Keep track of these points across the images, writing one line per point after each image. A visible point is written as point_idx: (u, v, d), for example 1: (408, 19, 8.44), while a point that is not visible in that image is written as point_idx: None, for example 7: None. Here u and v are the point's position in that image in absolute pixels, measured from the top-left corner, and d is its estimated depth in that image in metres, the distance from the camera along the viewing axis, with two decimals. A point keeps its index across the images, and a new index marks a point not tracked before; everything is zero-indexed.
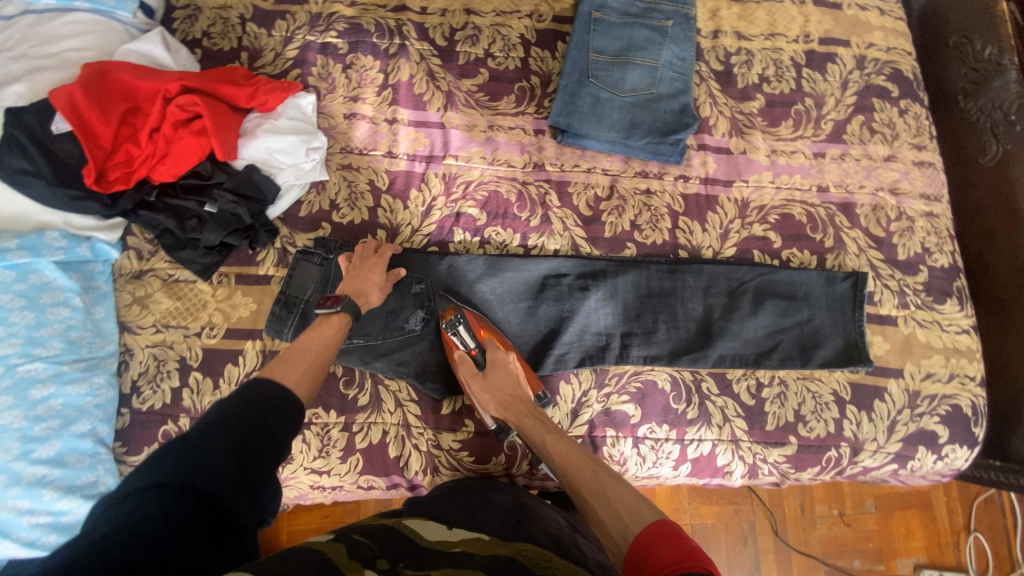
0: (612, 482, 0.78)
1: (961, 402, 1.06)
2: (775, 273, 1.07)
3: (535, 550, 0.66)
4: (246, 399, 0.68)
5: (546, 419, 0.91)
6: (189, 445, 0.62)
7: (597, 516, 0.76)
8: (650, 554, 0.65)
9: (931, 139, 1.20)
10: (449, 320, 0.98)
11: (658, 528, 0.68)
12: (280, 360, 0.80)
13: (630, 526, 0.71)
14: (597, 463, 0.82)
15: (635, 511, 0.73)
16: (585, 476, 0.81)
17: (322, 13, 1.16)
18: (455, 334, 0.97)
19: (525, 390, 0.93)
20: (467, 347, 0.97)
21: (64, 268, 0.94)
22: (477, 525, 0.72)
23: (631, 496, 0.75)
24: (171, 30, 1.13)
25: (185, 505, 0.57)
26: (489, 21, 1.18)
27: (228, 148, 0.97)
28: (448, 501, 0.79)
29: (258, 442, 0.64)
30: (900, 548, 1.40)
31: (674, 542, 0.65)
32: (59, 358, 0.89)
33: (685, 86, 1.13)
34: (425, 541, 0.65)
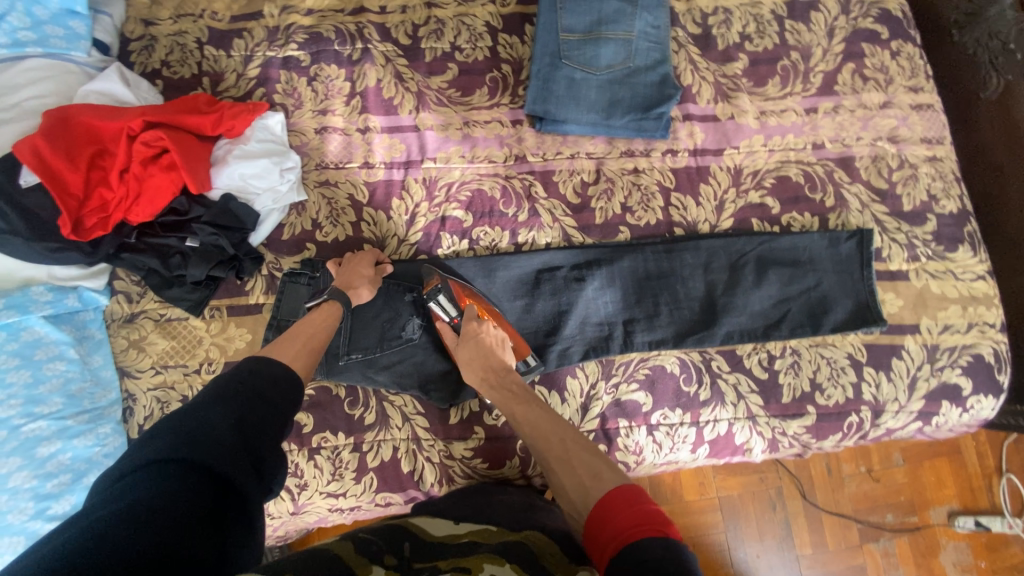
0: (579, 450, 0.76)
1: (982, 351, 1.02)
2: (776, 240, 1.04)
3: (538, 537, 0.64)
4: (242, 377, 0.68)
5: (523, 389, 0.89)
6: (185, 421, 0.60)
7: (562, 483, 0.75)
8: (609, 517, 0.63)
9: (928, 79, 1.14)
10: (428, 289, 0.96)
11: (619, 492, 0.65)
12: (276, 343, 0.80)
13: (592, 490, 0.69)
14: (566, 432, 0.80)
15: (598, 477, 0.71)
16: (552, 445, 0.79)
17: (279, 26, 1.12)
18: (436, 305, 0.95)
19: (497, 359, 0.91)
20: (451, 317, 0.96)
21: (56, 321, 0.94)
22: (483, 519, 0.71)
23: (597, 462, 0.73)
24: (130, 64, 1.10)
25: (187, 474, 0.55)
26: (452, 12, 1.13)
27: (201, 178, 0.94)
28: (454, 501, 0.79)
29: (258, 415, 0.65)
30: (932, 498, 1.38)
31: (636, 507, 0.62)
32: (62, 414, 0.89)
33: (663, 56, 1.08)
34: (431, 535, 0.63)
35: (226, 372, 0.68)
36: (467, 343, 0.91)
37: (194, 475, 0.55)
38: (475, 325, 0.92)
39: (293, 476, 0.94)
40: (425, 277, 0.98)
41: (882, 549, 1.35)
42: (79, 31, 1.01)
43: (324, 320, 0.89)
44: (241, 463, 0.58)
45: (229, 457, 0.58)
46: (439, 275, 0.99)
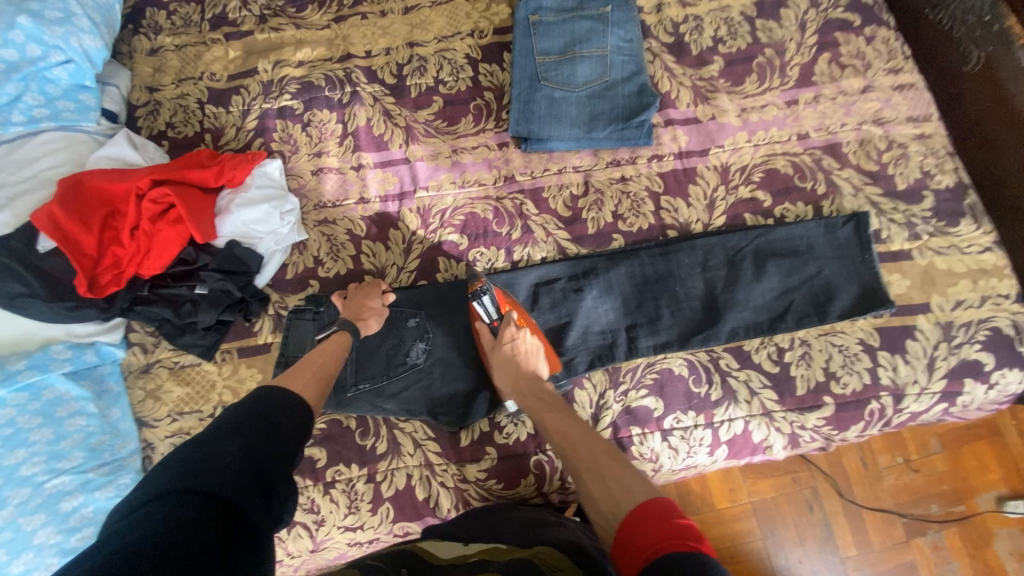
0: (609, 462, 0.76)
1: (1001, 324, 0.99)
2: (771, 232, 1.03)
3: (552, 553, 0.63)
4: (253, 407, 0.70)
5: (555, 399, 0.91)
6: (195, 452, 0.61)
7: (589, 492, 0.74)
8: (642, 527, 0.62)
9: (906, 60, 1.14)
10: (473, 289, 0.99)
11: (652, 505, 0.65)
12: (288, 372, 0.83)
13: (621, 501, 0.69)
14: (597, 443, 0.80)
15: (629, 489, 0.70)
16: (582, 455, 0.79)
17: (273, 79, 1.19)
18: (479, 305, 0.98)
19: (531, 368, 0.93)
20: (490, 318, 0.98)
21: (75, 377, 0.97)
22: (493, 538, 0.71)
23: (627, 474, 0.72)
24: (137, 129, 1.17)
25: (196, 504, 0.55)
26: (433, 49, 1.19)
27: (206, 229, 0.98)
28: (465, 521, 0.79)
29: (268, 444, 0.66)
30: (978, 483, 1.31)
31: (669, 520, 0.61)
32: (83, 467, 0.92)
33: (639, 67, 1.11)
34: (440, 559, 0.64)
35: (238, 402, 0.70)
36: (501, 351, 0.94)
37: (203, 504, 0.56)
38: (509, 330, 0.94)
39: (309, 512, 0.95)
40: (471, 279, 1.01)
41: (931, 543, 1.28)
42: (88, 103, 1.09)
43: (337, 349, 0.91)
44: (250, 490, 0.60)
45: (239, 484, 0.59)
46: (488, 281, 1.02)
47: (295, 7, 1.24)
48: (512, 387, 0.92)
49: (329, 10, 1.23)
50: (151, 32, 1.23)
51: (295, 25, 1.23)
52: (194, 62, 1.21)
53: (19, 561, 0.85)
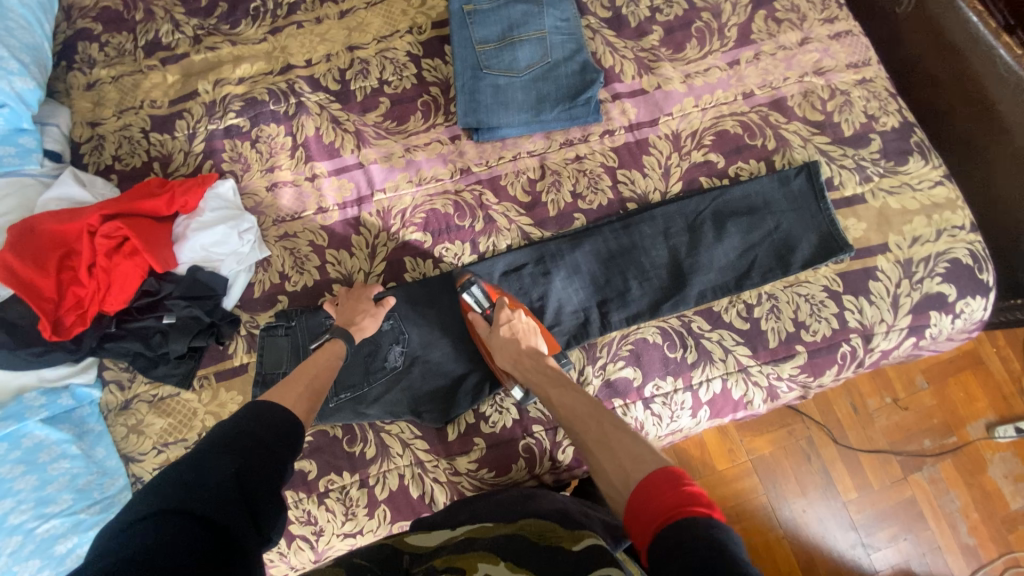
0: (618, 434, 0.76)
1: (958, 254, 1.02)
2: (727, 193, 1.05)
3: (537, 523, 0.66)
4: (242, 426, 0.68)
5: (560, 375, 0.91)
6: (185, 472, 0.60)
7: (600, 465, 0.74)
8: (653, 496, 0.61)
9: (840, 8, 1.16)
10: (461, 283, 1.01)
11: (661, 475, 0.64)
12: (279, 387, 0.82)
13: (632, 472, 0.68)
14: (604, 416, 0.80)
15: (639, 459, 0.69)
16: (592, 429, 0.79)
17: (215, 99, 1.17)
18: (468, 296, 0.99)
19: (534, 347, 0.94)
20: (482, 308, 0.99)
21: (54, 422, 0.96)
22: (480, 518, 0.73)
23: (638, 445, 0.72)
24: (84, 166, 1.15)
25: (186, 525, 0.54)
26: (374, 50, 1.18)
27: (164, 257, 0.97)
28: (452, 509, 0.80)
29: (258, 464, 0.65)
30: (967, 414, 1.35)
31: (679, 487, 0.60)
32: (74, 509, 0.91)
33: (579, 44, 1.11)
34: (424, 549, 0.66)
35: (224, 420, 0.69)
36: (502, 332, 0.94)
37: (193, 528, 0.54)
38: (503, 313, 0.95)
39: (307, 526, 0.95)
40: (455, 276, 1.02)
41: (928, 477, 1.32)
42: (29, 145, 1.07)
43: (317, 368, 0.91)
44: (239, 514, 0.58)
45: (230, 506, 0.58)
46: (473, 273, 1.03)
47: (229, 25, 1.23)
48: (513, 368, 0.92)
49: (264, 23, 1.22)
50: (86, 67, 1.21)
51: (232, 42, 1.21)
52: (133, 92, 1.19)
53: None
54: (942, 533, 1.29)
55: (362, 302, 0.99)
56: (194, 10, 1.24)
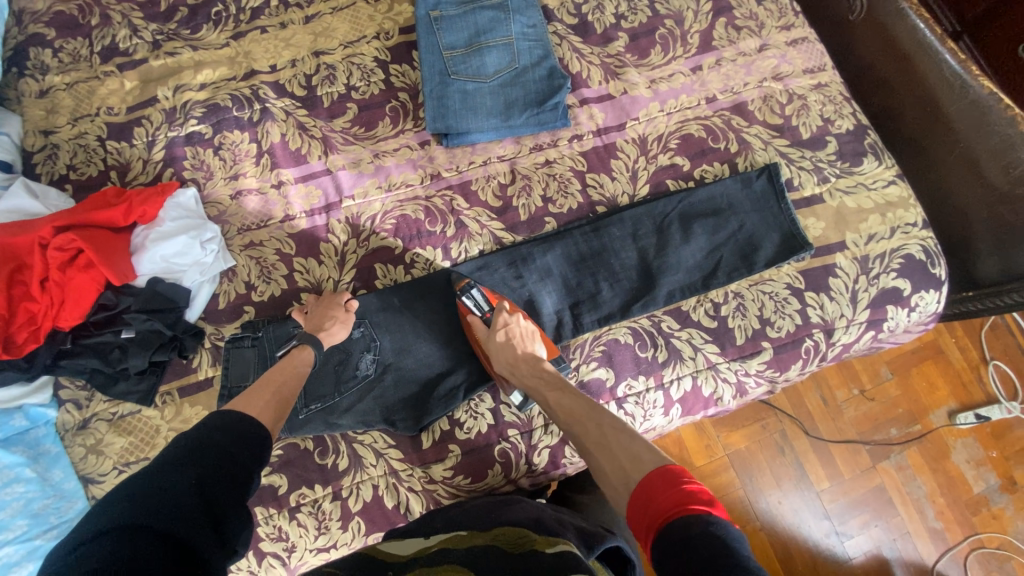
0: (616, 434, 0.76)
1: (912, 250, 1.06)
2: (693, 195, 1.07)
3: (511, 532, 0.67)
4: (205, 435, 0.66)
5: (557, 377, 0.91)
6: (144, 485, 0.57)
7: (600, 467, 0.75)
8: (649, 498, 0.62)
9: (795, 16, 1.21)
10: (461, 286, 1.00)
11: (657, 475, 0.64)
12: (247, 396, 0.80)
13: (631, 472, 0.69)
14: (602, 416, 0.81)
15: (638, 459, 0.70)
16: (591, 430, 0.79)
17: (176, 106, 1.14)
18: (468, 300, 0.99)
19: (530, 352, 0.94)
20: (482, 311, 0.99)
21: (6, 445, 0.91)
22: (455, 525, 0.73)
23: (637, 446, 0.72)
24: (37, 176, 1.10)
25: (144, 541, 0.52)
26: (340, 55, 1.17)
27: (121, 270, 0.93)
28: (426, 517, 0.79)
29: (222, 473, 0.63)
30: (930, 402, 1.41)
31: (679, 486, 0.61)
32: (28, 535, 0.87)
33: (546, 50, 1.13)
34: (399, 557, 0.65)
35: (186, 431, 0.66)
36: (498, 335, 0.94)
37: (153, 541, 0.52)
38: (501, 317, 0.95)
39: (278, 542, 0.92)
40: (454, 279, 1.03)
41: (896, 465, 1.37)
42: None
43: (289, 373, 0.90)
44: (201, 527, 0.56)
45: (193, 520, 0.56)
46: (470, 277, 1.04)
47: (190, 30, 1.20)
48: (509, 371, 0.93)
49: (226, 28, 1.20)
50: (38, 73, 1.16)
51: (193, 47, 1.18)
52: (89, 99, 1.15)
53: None
54: (910, 518, 1.34)
55: (332, 309, 0.97)
56: (153, 15, 1.21)
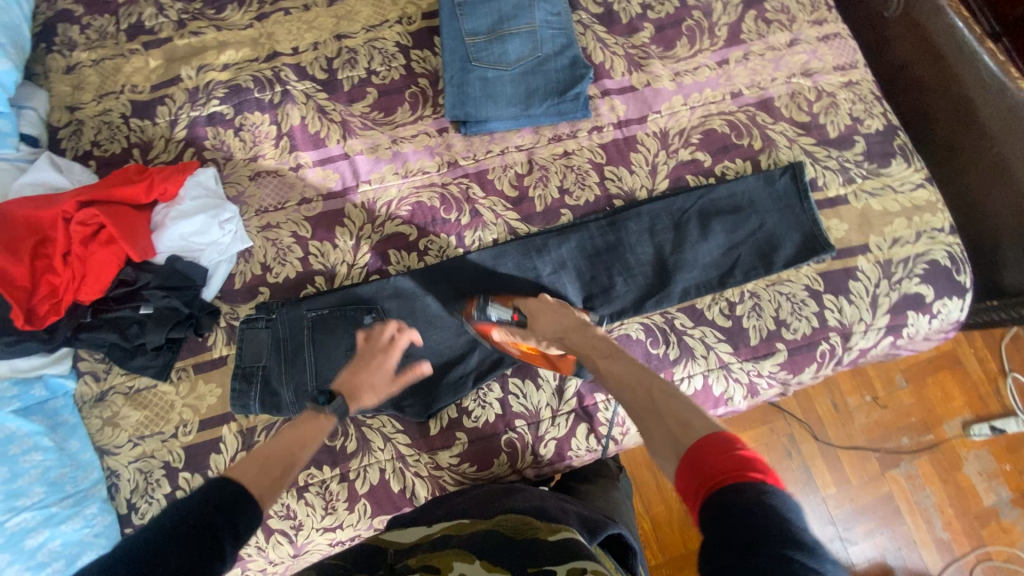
0: (668, 401, 0.73)
1: (936, 256, 1.03)
2: (713, 191, 1.05)
3: (513, 519, 0.67)
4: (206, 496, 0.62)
5: (609, 346, 0.90)
6: (135, 541, 0.55)
7: (649, 437, 0.71)
8: (694, 468, 0.59)
9: (829, 11, 1.17)
10: (476, 308, 0.99)
11: (709, 441, 0.60)
12: (256, 457, 0.74)
13: (678, 441, 0.65)
14: (654, 384, 0.78)
15: (688, 426, 0.66)
16: (642, 396, 0.77)
17: (199, 86, 1.15)
18: (490, 314, 0.98)
19: (580, 321, 0.94)
20: (506, 319, 0.98)
21: (26, 414, 0.93)
22: (456, 512, 0.74)
23: (689, 414, 0.68)
24: (62, 151, 1.12)
25: None
26: (362, 39, 1.16)
27: (141, 247, 0.95)
28: (426, 505, 0.80)
29: (208, 544, 0.57)
30: (944, 412, 1.38)
31: (726, 454, 0.57)
32: (46, 502, 0.89)
33: (569, 39, 1.11)
34: (402, 545, 0.66)
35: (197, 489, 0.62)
36: (550, 305, 0.98)
37: None
38: (533, 304, 0.98)
39: (286, 519, 0.94)
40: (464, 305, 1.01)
41: (905, 474, 1.34)
42: (4, 129, 1.03)
43: (311, 433, 0.82)
44: None
45: None
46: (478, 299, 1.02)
47: (214, 9, 1.20)
48: (559, 338, 0.94)
49: (250, 9, 1.20)
50: (65, 49, 1.18)
51: (217, 28, 1.18)
52: (114, 76, 1.16)
53: None
54: (917, 529, 1.32)
55: (375, 372, 0.91)
56: None
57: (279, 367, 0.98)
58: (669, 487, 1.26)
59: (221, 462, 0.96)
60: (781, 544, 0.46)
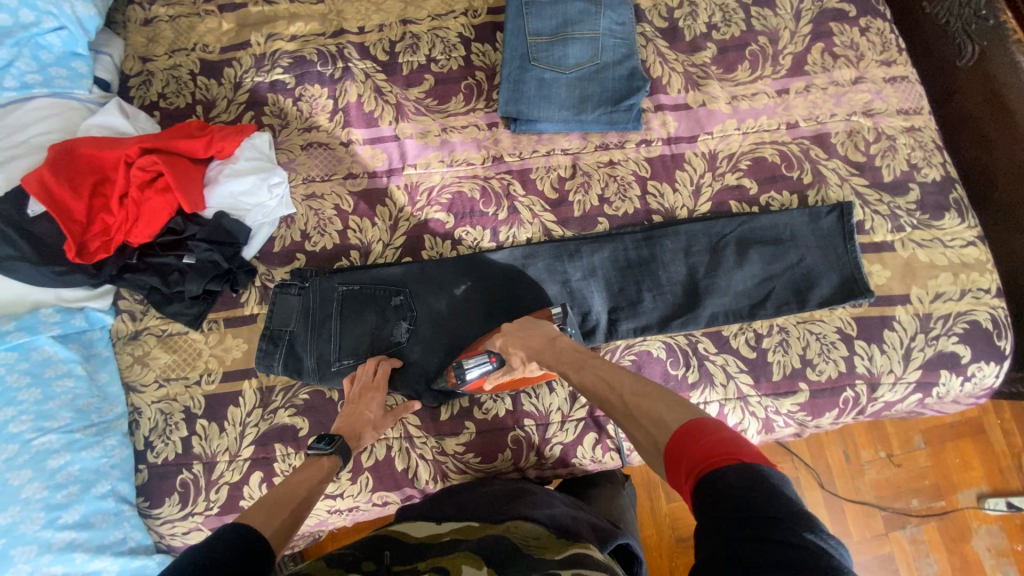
0: (634, 398, 0.69)
1: (979, 317, 1.00)
2: (755, 220, 1.04)
3: (523, 528, 0.68)
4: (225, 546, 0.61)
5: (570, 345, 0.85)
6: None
7: (633, 439, 0.67)
8: (676, 461, 0.56)
9: (900, 53, 1.14)
10: (455, 374, 0.91)
11: (682, 434, 0.58)
12: (264, 501, 0.74)
13: (657, 440, 0.61)
14: (618, 379, 0.74)
15: (659, 422, 0.63)
16: (608, 396, 0.73)
17: (266, 53, 1.19)
18: (472, 370, 0.89)
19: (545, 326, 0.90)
20: (488, 364, 0.90)
21: (64, 340, 0.98)
22: (466, 513, 0.75)
23: (657, 408, 0.65)
24: (130, 98, 1.17)
25: None
26: (426, 26, 1.19)
27: (193, 199, 0.99)
28: (436, 499, 0.81)
29: None
30: (960, 481, 1.33)
31: (705, 439, 0.55)
32: (70, 427, 0.93)
33: (630, 50, 1.11)
34: (412, 539, 0.68)
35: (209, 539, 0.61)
36: (512, 328, 0.92)
37: None
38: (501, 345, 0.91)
39: None
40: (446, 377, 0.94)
41: (910, 537, 1.30)
42: (81, 71, 1.09)
43: (319, 474, 0.83)
44: None
45: None
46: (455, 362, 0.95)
47: None
48: (531, 356, 0.87)
49: None
50: (147, 3, 1.23)
51: None
52: (188, 34, 1.21)
53: (3, 515, 0.85)
54: None
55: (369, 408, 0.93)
56: None
57: (305, 333, 1.01)
58: (660, 507, 1.25)
59: (237, 415, 1.00)
60: (769, 525, 0.45)
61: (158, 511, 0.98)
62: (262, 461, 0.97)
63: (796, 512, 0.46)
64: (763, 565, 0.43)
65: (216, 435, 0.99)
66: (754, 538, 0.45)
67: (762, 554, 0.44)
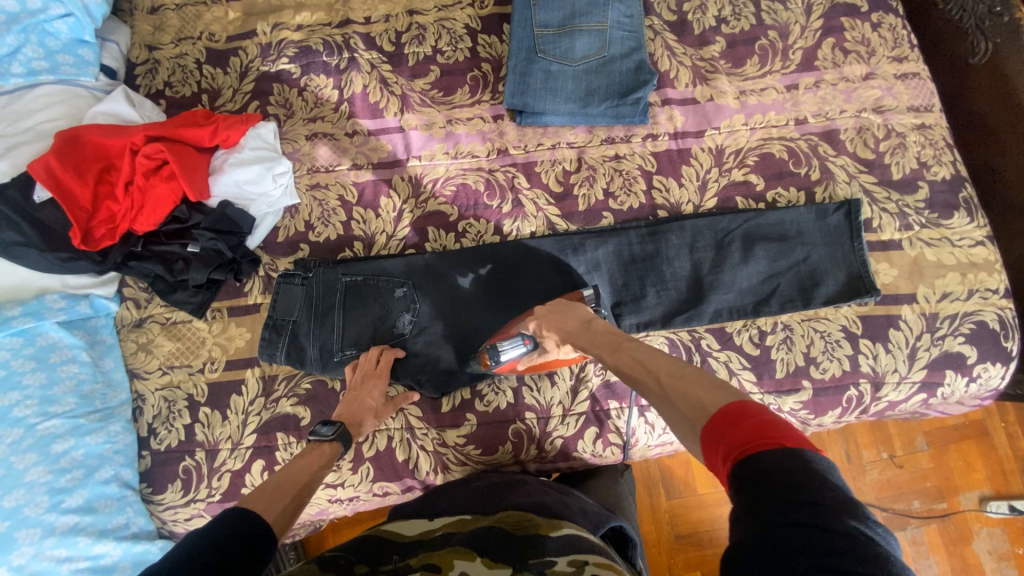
0: (673, 380, 0.68)
1: (986, 318, 0.99)
2: (761, 217, 1.03)
3: (514, 515, 0.69)
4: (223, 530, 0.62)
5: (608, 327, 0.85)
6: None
7: (667, 418, 0.67)
8: (714, 441, 0.56)
9: (912, 49, 1.13)
10: (491, 356, 0.92)
11: (723, 415, 0.57)
12: (265, 488, 0.74)
13: (693, 420, 0.61)
14: (656, 361, 0.73)
15: (699, 403, 0.61)
16: (645, 377, 0.73)
17: (271, 42, 1.18)
18: (507, 353, 0.91)
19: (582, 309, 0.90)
20: (523, 346, 0.91)
21: (69, 326, 0.99)
22: (459, 508, 0.74)
23: (698, 390, 0.63)
24: (136, 87, 1.17)
25: None
26: (432, 17, 1.18)
27: (198, 187, 0.99)
28: (428, 496, 0.81)
29: None
30: (962, 483, 1.32)
31: (749, 421, 0.54)
32: (75, 413, 0.94)
33: (638, 43, 1.10)
34: (405, 537, 0.67)
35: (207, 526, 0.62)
36: (546, 310, 0.92)
37: None
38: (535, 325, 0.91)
39: None
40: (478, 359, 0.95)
41: (911, 538, 1.30)
42: (87, 58, 1.10)
43: (321, 460, 0.83)
44: None
45: None
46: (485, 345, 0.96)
47: None
48: (565, 339, 0.87)
49: None
50: None
51: None
52: (194, 22, 1.21)
53: (9, 497, 0.86)
54: None
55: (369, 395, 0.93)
56: None
57: (308, 323, 1.01)
58: (660, 501, 1.25)
59: (240, 404, 1.00)
60: (806, 512, 0.45)
61: (160, 497, 0.98)
62: (264, 450, 0.98)
63: (838, 502, 0.45)
64: (795, 548, 0.43)
65: (219, 423, 0.99)
66: (789, 524, 0.45)
67: (796, 540, 0.44)
